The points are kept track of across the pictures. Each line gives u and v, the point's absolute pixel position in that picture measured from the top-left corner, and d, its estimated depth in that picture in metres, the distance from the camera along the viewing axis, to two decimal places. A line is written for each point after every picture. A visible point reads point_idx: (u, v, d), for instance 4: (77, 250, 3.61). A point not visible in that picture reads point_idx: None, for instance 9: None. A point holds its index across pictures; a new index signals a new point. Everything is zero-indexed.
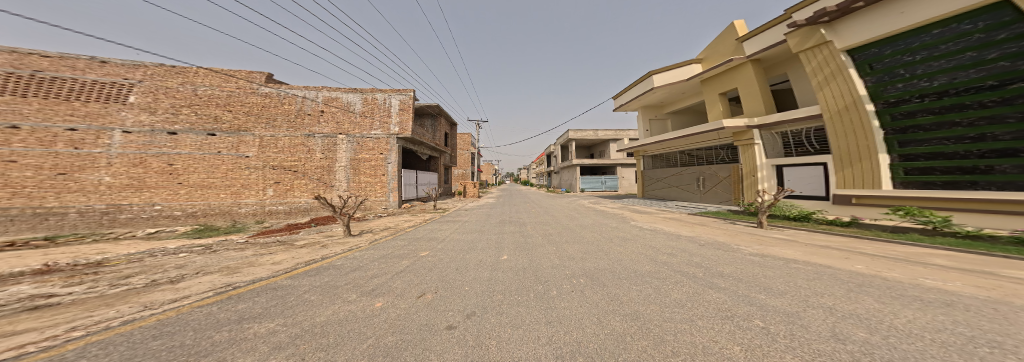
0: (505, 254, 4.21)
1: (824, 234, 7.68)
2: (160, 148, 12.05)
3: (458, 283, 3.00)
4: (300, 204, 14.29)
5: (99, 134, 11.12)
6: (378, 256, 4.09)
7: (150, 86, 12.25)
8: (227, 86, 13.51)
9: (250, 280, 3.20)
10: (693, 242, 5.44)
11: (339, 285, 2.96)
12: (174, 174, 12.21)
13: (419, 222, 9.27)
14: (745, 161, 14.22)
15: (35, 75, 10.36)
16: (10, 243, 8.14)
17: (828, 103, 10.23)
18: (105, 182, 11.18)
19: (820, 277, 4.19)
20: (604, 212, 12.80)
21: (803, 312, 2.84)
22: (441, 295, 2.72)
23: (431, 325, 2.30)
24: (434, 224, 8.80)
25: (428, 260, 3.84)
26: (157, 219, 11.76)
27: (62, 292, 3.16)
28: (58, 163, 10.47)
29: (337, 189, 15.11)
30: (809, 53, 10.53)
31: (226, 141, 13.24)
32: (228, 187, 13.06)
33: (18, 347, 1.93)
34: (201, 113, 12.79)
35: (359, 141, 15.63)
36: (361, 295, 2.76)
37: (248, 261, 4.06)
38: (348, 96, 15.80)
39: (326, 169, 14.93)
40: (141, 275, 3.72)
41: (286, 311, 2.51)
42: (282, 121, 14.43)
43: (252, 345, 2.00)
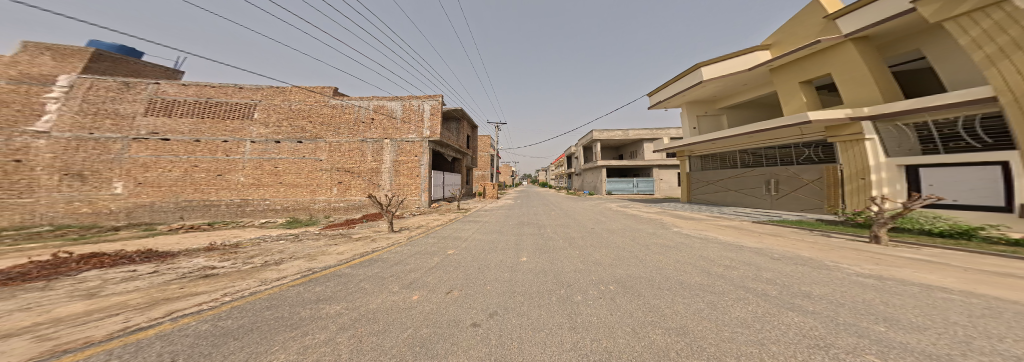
0: (527, 256, 4.22)
1: (999, 257, 5.34)
2: (272, 155, 15.92)
3: (482, 281, 3.13)
4: (355, 202, 16.63)
5: (239, 144, 15.46)
6: (415, 252, 4.55)
7: (265, 104, 16.27)
8: (309, 100, 16.95)
9: (324, 266, 3.97)
10: (759, 254, 4.51)
11: (386, 277, 3.39)
12: (277, 174, 15.87)
13: (447, 221, 9.80)
14: (847, 161, 11.16)
15: (208, 101, 15.34)
16: (189, 226, 11.92)
17: (1006, 83, 7.45)
18: (241, 181, 15.33)
19: (993, 315, 2.91)
20: (644, 216, 11.54)
21: (957, 356, 2.01)
22: (467, 293, 2.87)
23: (458, 321, 2.44)
24: (459, 223, 9.30)
25: (453, 258, 4.11)
26: (267, 211, 15.60)
27: (220, 265, 4.45)
28: (216, 166, 15.09)
29: (385, 189, 17.26)
30: (963, 20, 7.89)
31: (308, 147, 16.53)
32: (310, 186, 16.20)
33: (198, 305, 2.81)
34: (293, 125, 16.41)
35: (399, 145, 17.63)
36: (402, 288, 3.08)
37: (323, 250, 4.99)
38: (390, 103, 18.11)
39: (376, 170, 17.22)
40: (260, 256, 4.92)
41: (348, 296, 2.99)
42: (344, 128, 17.07)
43: (325, 324, 2.43)
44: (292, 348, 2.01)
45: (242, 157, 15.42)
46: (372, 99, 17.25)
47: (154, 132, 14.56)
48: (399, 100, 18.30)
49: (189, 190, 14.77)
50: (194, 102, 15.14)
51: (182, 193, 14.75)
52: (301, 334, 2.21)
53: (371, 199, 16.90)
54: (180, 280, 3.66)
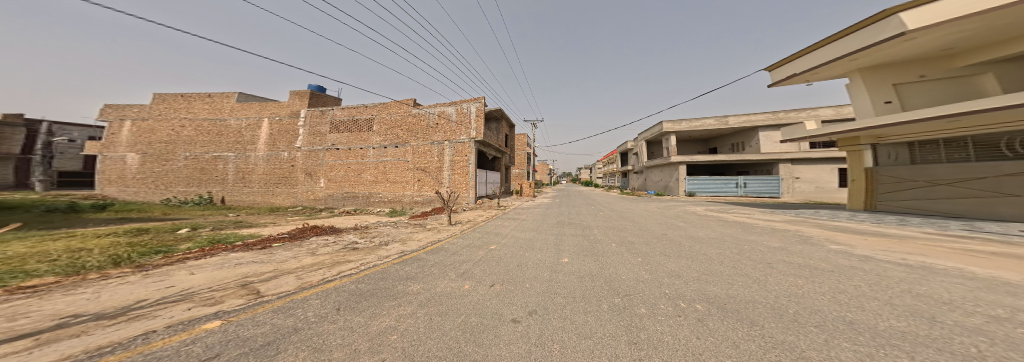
0: (574, 263, 4.01)
1: None
2: (381, 157, 18.82)
3: (528, 282, 3.21)
4: (425, 198, 17.79)
5: (366, 151, 19.11)
6: (468, 243, 5.05)
7: (381, 117, 19.16)
8: (400, 110, 18.84)
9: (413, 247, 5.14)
10: (999, 303, 2.57)
11: (450, 262, 3.85)
12: (384, 173, 18.70)
13: (490, 217, 9.78)
14: None
15: (358, 119, 19.56)
16: (346, 212, 16.66)
17: None
18: (370, 179, 18.91)
19: None
20: (756, 225, 8.38)
21: None
22: (509, 289, 3.01)
23: (501, 315, 2.51)
24: (498, 220, 9.28)
25: (496, 254, 4.47)
26: (374, 203, 18.74)
27: (361, 242, 6.37)
28: (360, 168, 19.13)
29: (444, 186, 17.81)
30: None
31: (403, 150, 18.55)
32: (404, 182, 18.30)
33: (351, 268, 4.21)
34: (393, 132, 18.76)
35: (456, 145, 17.83)
36: (463, 275, 3.42)
37: (409, 237, 6.36)
38: (446, 108, 18.34)
39: (443, 168, 17.91)
40: (377, 238, 6.71)
41: (421, 273, 3.44)
42: (420, 134, 18.42)
43: (409, 297, 2.86)
44: (394, 316, 2.50)
45: (366, 159, 19.03)
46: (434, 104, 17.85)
47: (331, 143, 19.61)
48: (454, 105, 18.28)
49: (350, 185, 19.19)
50: (347, 118, 19.61)
51: (336, 188, 19.54)
52: (395, 306, 2.65)
53: (434, 194, 17.80)
54: (341, 250, 5.50)
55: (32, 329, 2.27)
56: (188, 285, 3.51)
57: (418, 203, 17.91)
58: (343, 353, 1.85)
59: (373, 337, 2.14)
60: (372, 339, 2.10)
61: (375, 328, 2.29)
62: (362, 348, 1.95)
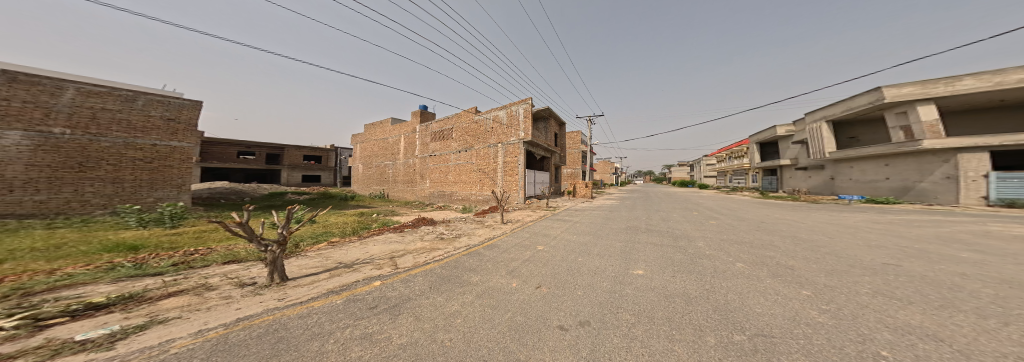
0: (638, 275, 3.51)
1: None
2: (456, 161, 20.87)
3: (580, 288, 3.03)
4: (483, 197, 18.21)
5: (448, 157, 21.67)
6: (521, 243, 5.20)
7: (454, 126, 21.16)
8: (465, 119, 20.25)
9: (487, 236, 5.96)
10: None
11: (503, 258, 3.99)
12: (458, 175, 20.72)
13: (536, 218, 9.38)
14: None
15: (443, 129, 22.37)
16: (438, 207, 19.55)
17: None
18: (451, 180, 20.95)
19: None
20: (1004, 253, 4.91)
21: None
22: (556, 293, 2.93)
23: (546, 320, 2.42)
24: (549, 220, 8.94)
25: (543, 255, 4.61)
26: (452, 201, 20.87)
27: (440, 232, 7.60)
28: (446, 171, 21.63)
29: (499, 185, 17.62)
30: None
31: (470, 154, 19.83)
32: (470, 182, 19.50)
33: (451, 248, 5.27)
34: (462, 139, 20.47)
35: (507, 146, 17.44)
36: (516, 277, 3.48)
37: (477, 230, 7.19)
38: (499, 112, 18.38)
39: (500, 169, 17.77)
40: (453, 230, 7.79)
41: (481, 269, 3.47)
42: (480, 139, 19.17)
43: (470, 286, 2.86)
44: (458, 302, 2.52)
45: (449, 162, 21.49)
46: (489, 109, 18.21)
47: (432, 152, 23.24)
48: (504, 109, 18.13)
49: (444, 184, 21.96)
50: (439, 130, 22.68)
51: (433, 189, 23.05)
52: (458, 290, 2.75)
53: (490, 195, 18.05)
54: (429, 237, 6.72)
55: (334, 265, 4.13)
56: (375, 251, 5.18)
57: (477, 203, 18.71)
58: (417, 334, 2.02)
59: (439, 321, 2.21)
60: (439, 322, 2.20)
61: (444, 312, 2.32)
62: (433, 330, 2.09)
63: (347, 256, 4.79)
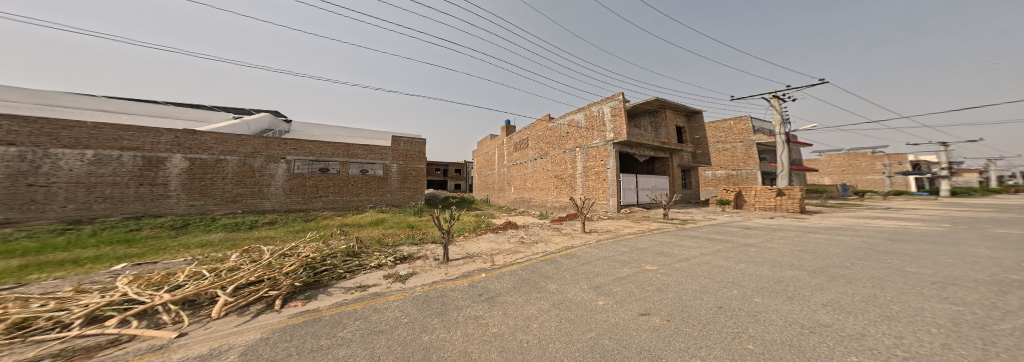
0: (847, 323, 2.08)
1: None
2: (531, 167, 20.21)
3: (708, 329, 2.21)
4: (561, 203, 16.68)
5: (523, 165, 21.40)
6: (615, 256, 4.54)
7: (528, 136, 20.70)
8: (539, 126, 19.34)
9: (564, 243, 5.68)
10: None
11: (581, 269, 3.71)
12: (533, 181, 19.98)
13: (646, 231, 7.69)
14: None
15: (518, 140, 22.35)
16: (519, 212, 19.63)
17: None
18: (528, 186, 20.52)
19: None
20: None
21: None
22: (668, 326, 2.33)
23: (644, 350, 1.99)
24: (659, 236, 7.11)
25: (657, 280, 3.69)
26: (528, 205, 20.35)
27: (520, 232, 7.59)
28: (522, 178, 21.47)
29: (580, 192, 15.56)
30: None
31: (545, 162, 18.70)
32: (546, 188, 18.33)
33: (548, 247, 5.24)
34: (536, 147, 19.63)
35: (586, 151, 15.32)
36: (602, 295, 3.06)
37: (567, 236, 6.76)
38: (576, 115, 16.25)
39: (580, 176, 15.71)
40: (533, 232, 7.58)
41: (561, 277, 3.25)
42: (555, 145, 17.74)
43: (551, 294, 2.75)
44: (535, 304, 2.50)
45: (528, 169, 20.64)
46: (565, 112, 16.26)
47: (515, 161, 22.65)
48: (581, 112, 15.89)
49: (520, 188, 21.70)
50: (520, 142, 22.16)
51: (510, 193, 23.47)
52: (538, 291, 2.74)
53: (569, 202, 16.26)
54: (514, 235, 6.92)
55: (476, 251, 5.03)
56: (495, 243, 5.80)
57: (554, 209, 17.24)
58: (504, 325, 2.12)
59: (520, 320, 2.24)
60: (519, 321, 2.23)
61: (521, 308, 2.39)
62: (519, 328, 2.14)
63: (467, 249, 5.42)
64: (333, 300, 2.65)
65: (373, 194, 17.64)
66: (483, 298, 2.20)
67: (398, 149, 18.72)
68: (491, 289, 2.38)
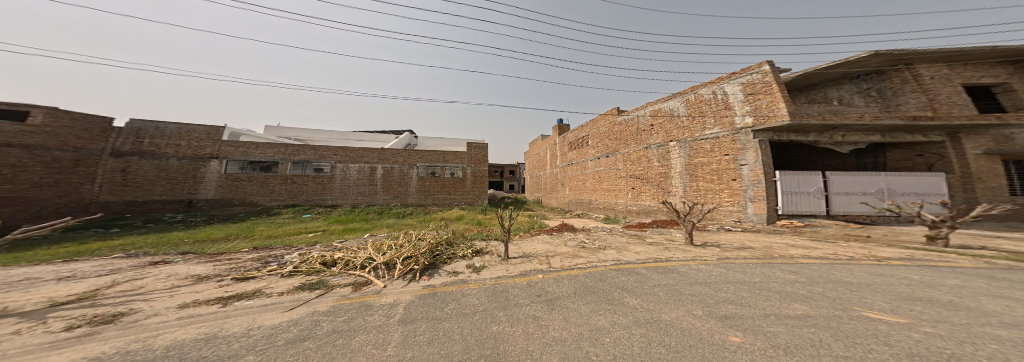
0: None
1: None
2: (591, 167, 17.08)
3: None
4: (642, 208, 12.98)
5: (581, 165, 18.29)
6: (752, 278, 3.03)
7: (589, 134, 17.36)
8: (605, 121, 15.91)
9: (651, 248, 4.48)
10: None
11: (692, 281, 2.78)
12: (596, 183, 16.52)
13: (838, 255, 4.47)
14: None
15: (574, 139, 19.20)
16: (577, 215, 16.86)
17: None
18: (588, 187, 17.37)
19: None
20: None
21: None
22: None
23: None
24: (848, 262, 4.08)
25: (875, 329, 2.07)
26: (584, 208, 17.43)
27: (579, 236, 6.46)
28: (577, 178, 18.54)
29: (680, 195, 11.35)
30: None
31: (611, 160, 15.26)
32: (615, 190, 14.85)
33: (619, 252, 4.21)
34: (601, 144, 16.24)
35: (688, 145, 11.12)
36: (736, 327, 2.08)
37: (671, 246, 4.99)
38: (665, 104, 12.37)
39: (676, 175, 11.60)
40: (594, 238, 6.21)
41: (650, 291, 2.65)
42: (629, 140, 14.05)
43: (634, 311, 2.36)
44: (608, 318, 2.27)
45: (587, 170, 17.56)
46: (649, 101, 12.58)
47: (569, 161, 19.91)
48: (677, 98, 11.89)
49: (576, 190, 18.62)
50: (574, 140, 19.31)
51: (561, 196, 20.85)
52: (608, 306, 2.43)
53: (655, 206, 12.38)
54: (574, 239, 5.96)
55: (532, 251, 4.62)
56: (553, 245, 5.18)
57: (629, 213, 13.65)
58: (568, 332, 2.09)
59: (585, 330, 2.11)
60: (580, 327, 2.14)
61: (589, 319, 2.25)
62: (583, 339, 2.00)
63: (524, 248, 5.04)
64: (444, 279, 3.19)
65: (452, 194, 17.61)
66: (542, 300, 2.41)
67: (472, 153, 18.39)
68: (550, 291, 2.51)
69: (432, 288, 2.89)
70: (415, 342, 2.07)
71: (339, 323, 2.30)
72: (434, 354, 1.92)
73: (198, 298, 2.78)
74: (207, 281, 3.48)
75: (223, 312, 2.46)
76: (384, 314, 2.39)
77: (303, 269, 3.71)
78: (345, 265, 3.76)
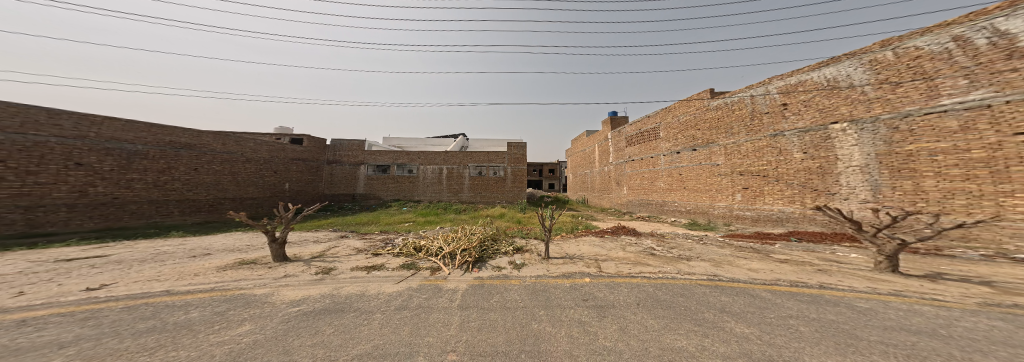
0: None
1: None
2: (669, 161, 13.92)
3: None
4: (769, 214, 9.53)
5: (652, 161, 15.10)
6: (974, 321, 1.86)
7: (666, 125, 14.27)
8: (691, 107, 12.70)
9: (770, 282, 3.14)
10: None
11: (870, 324, 1.74)
12: (679, 182, 13.28)
13: None
14: None
15: (644, 131, 15.81)
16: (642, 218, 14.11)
17: None
18: (662, 186, 14.26)
19: None
20: None
21: None
22: None
23: None
24: None
25: None
26: (654, 208, 14.66)
27: (650, 245, 6.07)
28: (643, 174, 15.66)
29: (865, 200, 7.24)
30: None
31: (703, 153, 12.08)
32: (709, 190, 11.75)
33: (701, 275, 3.54)
34: (686, 135, 12.97)
35: (885, 125, 6.89)
36: None
37: (819, 281, 3.19)
38: (812, 75, 8.53)
39: (852, 172, 7.53)
40: (675, 249, 5.67)
41: (777, 321, 1.82)
42: (739, 127, 10.64)
43: (743, 340, 1.59)
44: (691, 340, 1.67)
45: (659, 167, 14.54)
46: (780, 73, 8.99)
47: (629, 157, 17.06)
48: (850, 59, 7.69)
49: (644, 191, 15.53)
50: (636, 134, 16.50)
51: (617, 194, 18.41)
52: (689, 326, 1.86)
53: (796, 213, 8.81)
54: (637, 248, 5.68)
55: (591, 254, 4.97)
56: (613, 252, 5.25)
57: (737, 220, 10.44)
58: (626, 345, 1.68)
59: (652, 347, 1.63)
60: (645, 343, 1.69)
61: (660, 339, 1.73)
62: (647, 357, 1.51)
63: (566, 249, 5.49)
64: (489, 273, 3.73)
65: (494, 193, 18.49)
66: (592, 309, 2.27)
67: (510, 153, 18.82)
68: (602, 303, 2.37)
69: (480, 279, 3.42)
70: (470, 326, 2.25)
71: (423, 300, 2.95)
72: (483, 340, 1.98)
73: (357, 265, 4.40)
74: (359, 253, 5.35)
75: (367, 279, 3.73)
76: (449, 298, 2.88)
77: (403, 251, 4.99)
78: (427, 251, 4.76)
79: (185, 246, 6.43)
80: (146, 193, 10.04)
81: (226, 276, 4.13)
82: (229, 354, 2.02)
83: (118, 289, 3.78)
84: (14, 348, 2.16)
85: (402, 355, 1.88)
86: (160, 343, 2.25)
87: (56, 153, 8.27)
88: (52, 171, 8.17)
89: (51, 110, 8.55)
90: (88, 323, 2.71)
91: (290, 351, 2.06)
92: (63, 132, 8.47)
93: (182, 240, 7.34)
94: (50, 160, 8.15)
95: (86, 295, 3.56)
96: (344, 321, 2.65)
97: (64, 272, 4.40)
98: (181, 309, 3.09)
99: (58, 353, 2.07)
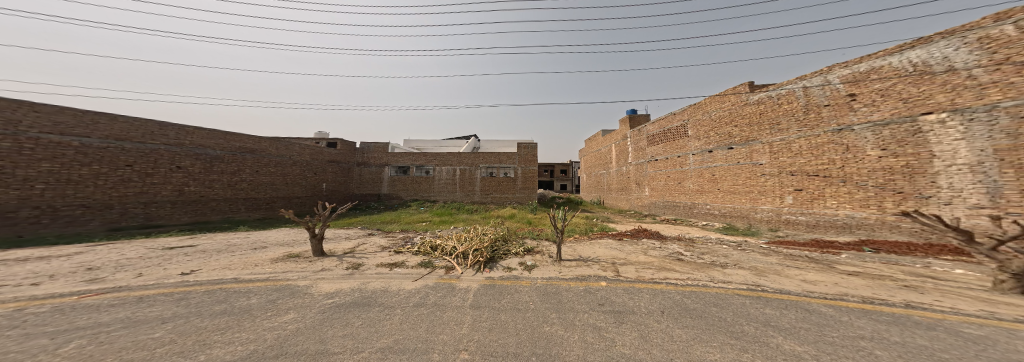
0: None
1: None
2: (698, 161, 12.64)
3: None
4: (830, 221, 8.13)
5: (678, 161, 13.83)
6: None
7: (694, 123, 12.96)
8: (726, 103, 11.43)
9: (832, 297, 2.59)
10: None
11: (981, 355, 1.41)
12: (711, 183, 11.99)
13: None
14: None
15: (670, 129, 14.56)
16: (666, 221, 12.97)
17: None
18: (690, 187, 12.98)
19: None
20: None
21: None
22: None
23: None
24: None
25: None
26: (679, 211, 13.48)
27: (676, 249, 5.52)
28: (668, 174, 14.47)
29: (977, 205, 5.76)
30: None
31: (742, 152, 10.79)
32: (749, 192, 10.43)
33: (745, 284, 3.10)
34: (721, 131, 11.66)
35: (1005, 114, 5.44)
36: None
37: (905, 300, 2.54)
38: (890, 59, 7.14)
39: (958, 171, 6.04)
40: (706, 254, 5.08)
41: (843, 342, 1.59)
42: (789, 122, 9.27)
43: (795, 359, 1.33)
44: (725, 354, 1.43)
45: (687, 167, 13.26)
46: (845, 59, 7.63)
47: (651, 157, 15.83)
48: (946, 38, 6.32)
49: (669, 193, 14.32)
50: (659, 132, 15.30)
51: (635, 195, 17.36)
52: (723, 340, 1.61)
53: (871, 218, 7.32)
54: (661, 251, 5.21)
55: (607, 256, 4.70)
56: (634, 254, 4.88)
57: (788, 225, 9.12)
58: (647, 354, 1.50)
59: (679, 358, 1.42)
60: (670, 353, 1.49)
61: (687, 350, 1.52)
62: None
63: (579, 251, 5.21)
64: (501, 273, 3.70)
65: (506, 193, 18.64)
66: (609, 316, 2.07)
67: (521, 154, 18.95)
68: (620, 310, 2.19)
69: (491, 279, 3.41)
70: (481, 326, 2.23)
71: (437, 298, 3.00)
72: (494, 340, 1.94)
73: (382, 262, 4.68)
74: (384, 250, 5.71)
75: (390, 275, 3.95)
76: (461, 297, 2.90)
77: (421, 250, 5.19)
78: (442, 250, 4.89)
79: (248, 239, 7.51)
80: (223, 192, 12.15)
81: (277, 267, 4.71)
82: (275, 339, 2.24)
83: (202, 274, 4.54)
84: (133, 319, 2.71)
85: (417, 352, 1.89)
86: (228, 323, 2.62)
87: (164, 158, 10.62)
88: (162, 173, 10.48)
89: (159, 124, 10.85)
90: (181, 302, 3.29)
91: (325, 340, 2.22)
92: (168, 141, 10.83)
93: (244, 233, 8.61)
94: (160, 164, 10.47)
95: (180, 279, 4.34)
96: (369, 315, 2.80)
97: (167, 259, 5.44)
98: (245, 295, 3.59)
99: (158, 327, 2.51)
